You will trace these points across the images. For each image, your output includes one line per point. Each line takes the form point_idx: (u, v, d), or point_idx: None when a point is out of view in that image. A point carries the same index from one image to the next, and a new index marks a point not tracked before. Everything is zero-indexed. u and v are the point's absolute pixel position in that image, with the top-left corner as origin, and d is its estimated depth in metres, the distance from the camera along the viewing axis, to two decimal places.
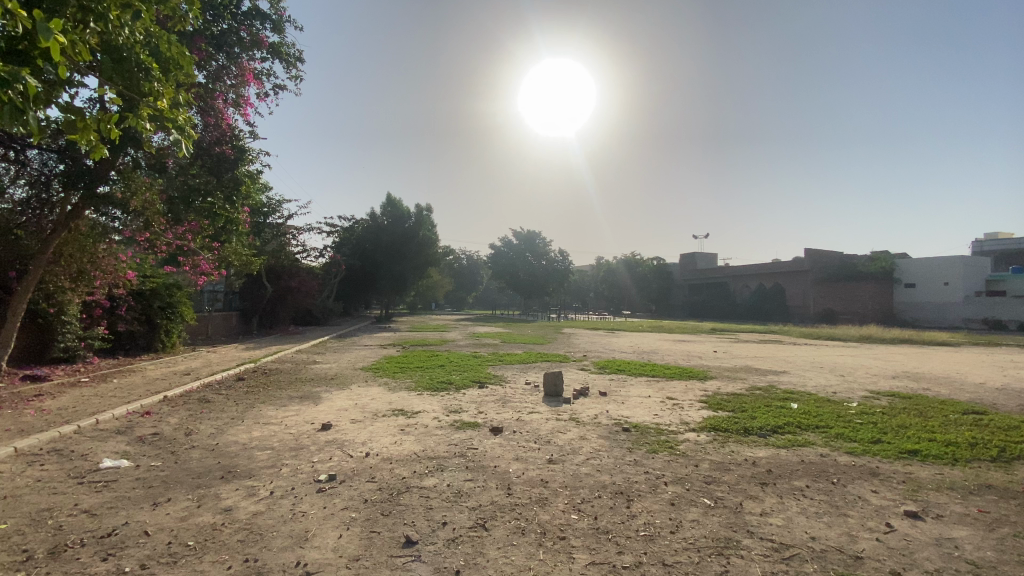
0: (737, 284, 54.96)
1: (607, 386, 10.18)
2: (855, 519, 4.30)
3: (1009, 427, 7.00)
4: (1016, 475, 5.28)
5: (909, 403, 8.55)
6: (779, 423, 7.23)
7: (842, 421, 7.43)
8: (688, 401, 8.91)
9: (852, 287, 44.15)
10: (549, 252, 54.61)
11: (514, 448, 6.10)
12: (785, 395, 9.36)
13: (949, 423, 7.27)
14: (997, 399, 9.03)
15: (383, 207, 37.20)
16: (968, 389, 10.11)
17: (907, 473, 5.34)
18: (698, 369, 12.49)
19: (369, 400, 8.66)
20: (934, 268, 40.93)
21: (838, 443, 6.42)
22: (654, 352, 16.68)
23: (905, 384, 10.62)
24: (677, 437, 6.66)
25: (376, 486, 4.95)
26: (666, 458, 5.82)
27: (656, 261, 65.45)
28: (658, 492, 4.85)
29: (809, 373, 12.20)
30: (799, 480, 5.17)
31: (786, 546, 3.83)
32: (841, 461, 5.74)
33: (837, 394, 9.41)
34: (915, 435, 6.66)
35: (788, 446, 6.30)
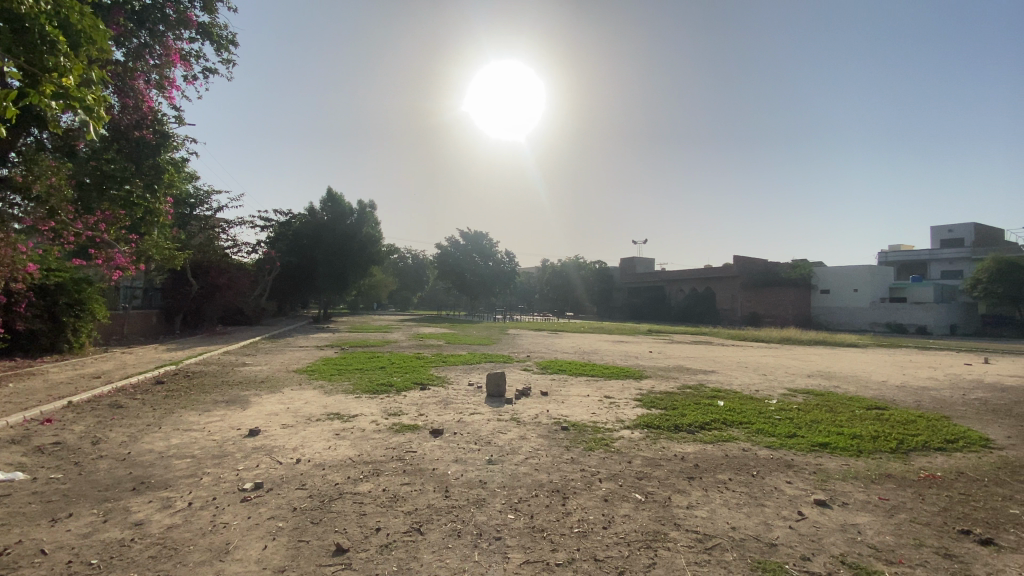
0: (673, 288, 57.65)
1: (548, 386, 10.34)
2: (771, 508, 4.60)
3: (905, 421, 7.77)
4: (908, 464, 5.87)
5: (821, 400, 9.29)
6: (706, 419, 7.63)
7: (762, 416, 7.96)
8: (623, 399, 9.22)
9: (776, 292, 47.45)
10: (495, 253, 54.70)
11: (453, 450, 6.05)
12: (713, 393, 9.91)
13: (855, 417, 7.97)
14: (894, 395, 10.02)
15: (323, 201, 35.93)
16: (870, 386, 11.15)
17: (817, 464, 5.79)
18: (634, 369, 12.96)
19: (303, 404, 8.29)
20: (846, 277, 45.28)
21: (758, 437, 6.86)
22: (593, 353, 17.14)
23: (818, 383, 11.55)
24: (613, 435, 6.86)
25: (307, 493, 4.74)
26: (602, 456, 5.98)
27: (599, 264, 67.41)
28: (592, 488, 4.98)
29: (735, 372, 13.01)
30: (723, 473, 5.47)
31: (709, 537, 4.03)
32: (761, 454, 6.14)
33: (759, 392, 10.07)
34: (825, 429, 7.24)
35: (714, 441, 6.67)
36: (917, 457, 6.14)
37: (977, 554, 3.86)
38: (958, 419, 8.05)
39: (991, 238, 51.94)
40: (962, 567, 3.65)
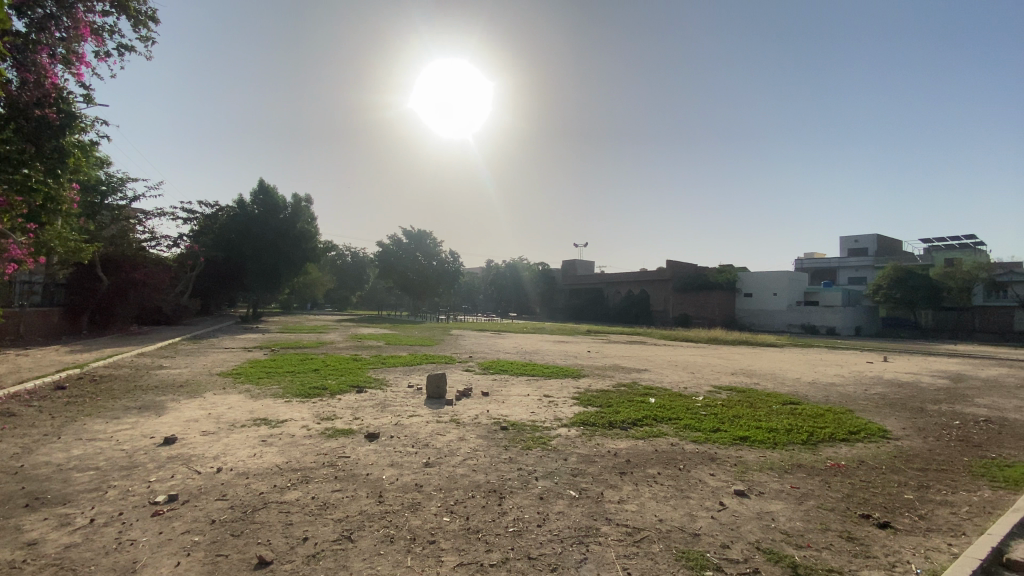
0: (612, 290, 59.55)
1: (489, 387, 10.34)
2: (695, 500, 4.85)
3: (815, 414, 8.45)
4: (816, 454, 6.39)
5: (742, 396, 9.92)
6: (639, 416, 7.93)
7: (690, 413, 8.38)
8: (562, 398, 9.39)
9: (705, 295, 50.18)
10: (439, 253, 54.04)
11: (389, 453, 5.91)
12: (646, 390, 10.32)
13: (772, 412, 8.57)
14: (806, 391, 10.87)
15: (254, 194, 34.01)
16: (786, 382, 12.05)
17: (737, 457, 6.18)
18: (573, 368, 13.23)
19: (227, 409, 7.80)
20: (766, 280, 48.44)
21: (685, 432, 7.22)
22: (534, 353, 17.34)
23: (741, 380, 12.32)
24: (550, 433, 6.97)
25: (228, 504, 4.45)
26: (539, 454, 6.06)
27: (541, 266, 68.37)
28: (529, 487, 5.04)
29: (667, 371, 13.60)
30: (653, 468, 5.71)
31: (637, 529, 4.19)
32: (688, 449, 6.46)
33: (688, 389, 10.59)
34: (746, 423, 7.74)
35: (646, 436, 6.94)
36: (825, 448, 6.69)
37: (873, 536, 4.25)
38: (860, 412, 8.85)
39: (890, 248, 57.62)
40: (861, 548, 4.02)
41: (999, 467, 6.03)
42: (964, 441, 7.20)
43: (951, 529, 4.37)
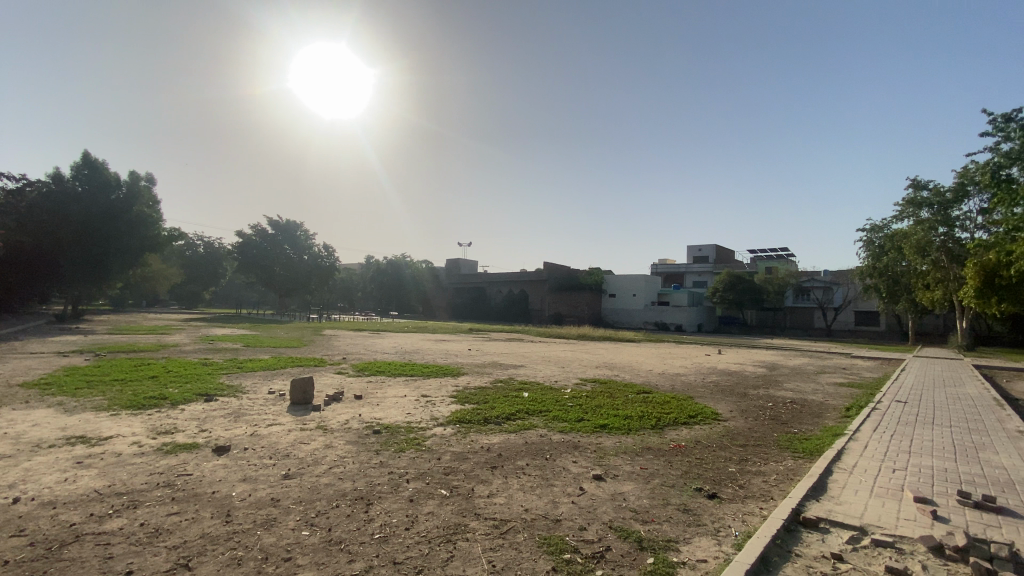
0: (493, 288, 60.86)
1: (363, 389, 9.93)
2: (559, 487, 5.17)
3: (664, 402, 9.52)
4: (663, 437, 7.20)
5: (605, 387, 10.81)
6: (512, 410, 8.23)
7: (559, 404, 8.91)
8: (439, 397, 9.36)
9: (576, 295, 53.66)
10: (311, 247, 50.38)
11: (243, 467, 5.36)
12: (520, 385, 10.72)
13: (629, 401, 9.48)
14: (658, 381, 12.20)
15: (75, 168, 28.62)
16: (642, 374, 13.41)
17: (598, 443, 6.73)
18: (450, 367, 13.27)
19: (30, 427, 6.43)
20: (628, 282, 53.33)
21: (554, 423, 7.66)
22: (410, 352, 17.00)
23: (605, 373, 13.40)
24: (425, 433, 6.92)
25: (24, 542, 3.67)
26: (411, 455, 5.97)
27: (424, 263, 67.39)
28: (399, 490, 4.93)
29: (539, 366, 14.28)
30: (521, 460, 5.96)
31: (504, 522, 4.34)
32: (555, 439, 6.86)
33: (558, 382, 11.25)
34: (606, 412, 8.46)
35: (517, 430, 7.23)
36: (670, 431, 7.58)
37: (704, 506, 4.91)
38: (699, 398, 10.19)
39: (725, 256, 66.87)
40: (693, 518, 4.62)
41: (799, 439, 7.37)
42: (775, 419, 8.67)
43: (762, 495, 5.22)
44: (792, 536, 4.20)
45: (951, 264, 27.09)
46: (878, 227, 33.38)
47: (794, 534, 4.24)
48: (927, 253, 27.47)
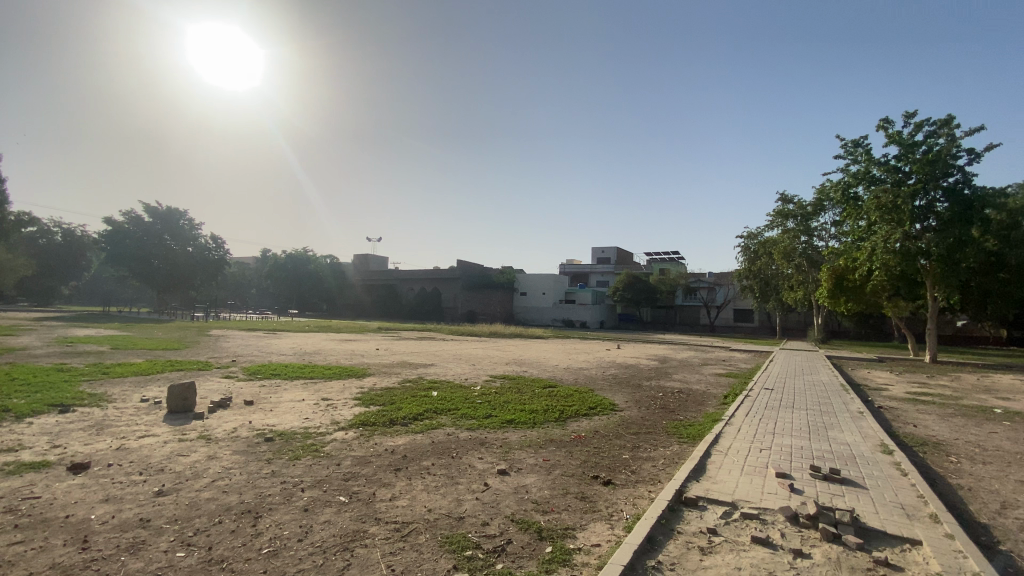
0: (404, 286, 59.55)
1: (256, 394, 9.20)
2: (463, 485, 5.19)
3: (568, 395, 9.93)
4: (565, 429, 7.52)
5: (513, 383, 11.02)
6: (419, 410, 8.10)
7: (468, 402, 8.92)
8: (341, 400, 8.94)
9: (488, 293, 54.13)
10: (196, 238, 45.75)
11: (106, 486, 4.73)
12: (429, 385, 10.57)
13: (536, 395, 9.75)
14: (563, 376, 12.69)
15: None
16: (549, 369, 13.87)
17: (504, 439, 6.84)
18: (354, 367, 12.75)
19: None
20: (538, 281, 55.05)
21: (461, 421, 7.65)
22: (310, 353, 16.05)
23: (514, 369, 13.66)
24: (325, 438, 6.58)
25: None
26: (308, 463, 5.65)
27: (329, 258, 63.86)
28: (292, 500, 4.65)
29: (448, 364, 14.24)
30: (427, 460, 5.89)
31: (406, 524, 4.27)
32: (462, 437, 6.87)
33: (467, 380, 11.26)
34: (513, 407, 8.64)
35: (424, 430, 7.13)
36: (572, 423, 7.93)
37: (600, 493, 5.19)
38: (599, 391, 10.78)
39: (626, 258, 71.05)
40: (590, 505, 4.88)
41: (685, 426, 8.07)
42: (665, 408, 9.42)
43: (651, 479, 5.64)
44: (674, 515, 4.59)
45: (809, 268, 31.35)
46: (753, 235, 37.37)
47: (676, 513, 4.64)
48: (791, 258, 31.47)
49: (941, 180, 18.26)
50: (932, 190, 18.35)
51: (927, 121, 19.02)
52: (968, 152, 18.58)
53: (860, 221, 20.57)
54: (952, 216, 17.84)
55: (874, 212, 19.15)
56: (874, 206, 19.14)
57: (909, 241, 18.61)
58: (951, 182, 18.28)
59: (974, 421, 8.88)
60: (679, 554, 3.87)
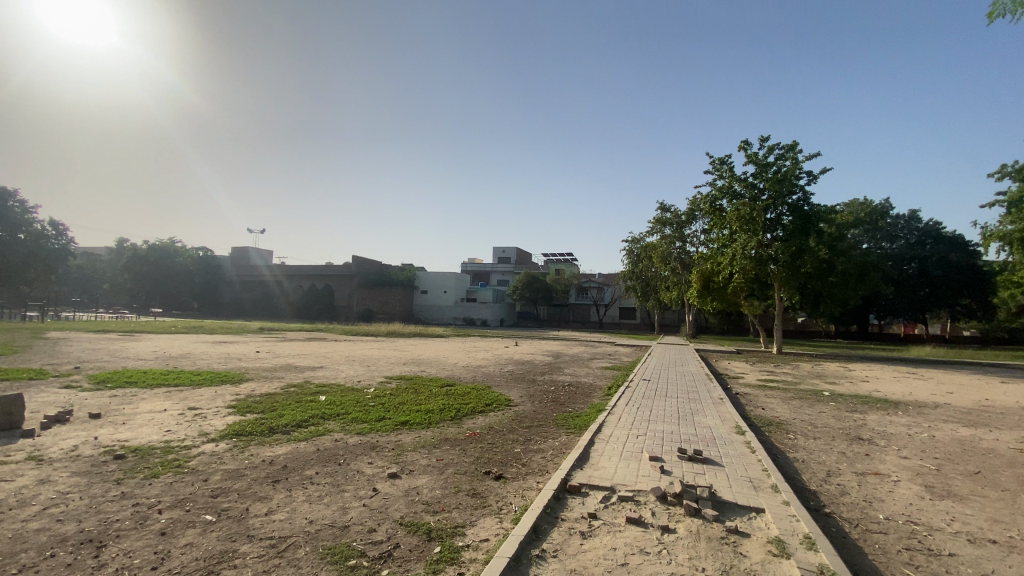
0: (292, 283, 55.54)
1: (107, 405, 8.00)
2: (350, 492, 4.97)
3: (465, 393, 9.96)
4: (460, 427, 7.54)
5: (409, 383, 10.80)
6: (304, 416, 7.61)
7: (359, 405, 8.58)
8: (214, 408, 8.10)
9: (386, 291, 52.49)
10: (30, 223, 38.61)
11: None
12: (317, 388, 9.97)
13: (432, 395, 9.65)
14: (460, 374, 12.72)
15: None
16: (446, 368, 13.85)
17: (396, 441, 6.68)
18: (230, 372, 11.62)
19: None
20: (439, 280, 54.63)
21: (351, 426, 7.34)
22: (177, 357, 14.32)
23: (410, 368, 13.44)
24: (191, 452, 5.92)
25: None
26: (169, 480, 5.03)
27: (202, 251, 57.43)
28: (147, 523, 4.11)
29: (339, 366, 13.56)
30: (310, 469, 5.55)
31: (283, 538, 4.00)
32: (351, 442, 6.57)
33: (360, 382, 10.82)
34: (408, 408, 8.47)
35: (309, 437, 6.71)
36: (467, 421, 7.97)
37: (491, 489, 5.29)
38: (496, 387, 10.98)
39: (524, 258, 72.93)
40: (480, 501, 4.94)
41: (574, 417, 8.51)
42: (556, 402, 9.86)
43: (540, 471, 5.86)
44: (559, 504, 4.82)
45: (683, 270, 34.78)
46: (636, 240, 40.50)
47: (561, 501, 4.88)
48: (669, 261, 34.67)
49: (787, 197, 21.29)
50: (780, 206, 21.31)
51: (778, 146, 22.01)
52: (807, 174, 21.85)
53: (724, 230, 23.25)
54: (794, 228, 20.89)
55: (736, 223, 21.76)
56: (735, 218, 21.74)
57: (761, 249, 21.47)
58: (794, 199, 21.38)
59: (808, 402, 10.52)
60: (562, 541, 4.07)
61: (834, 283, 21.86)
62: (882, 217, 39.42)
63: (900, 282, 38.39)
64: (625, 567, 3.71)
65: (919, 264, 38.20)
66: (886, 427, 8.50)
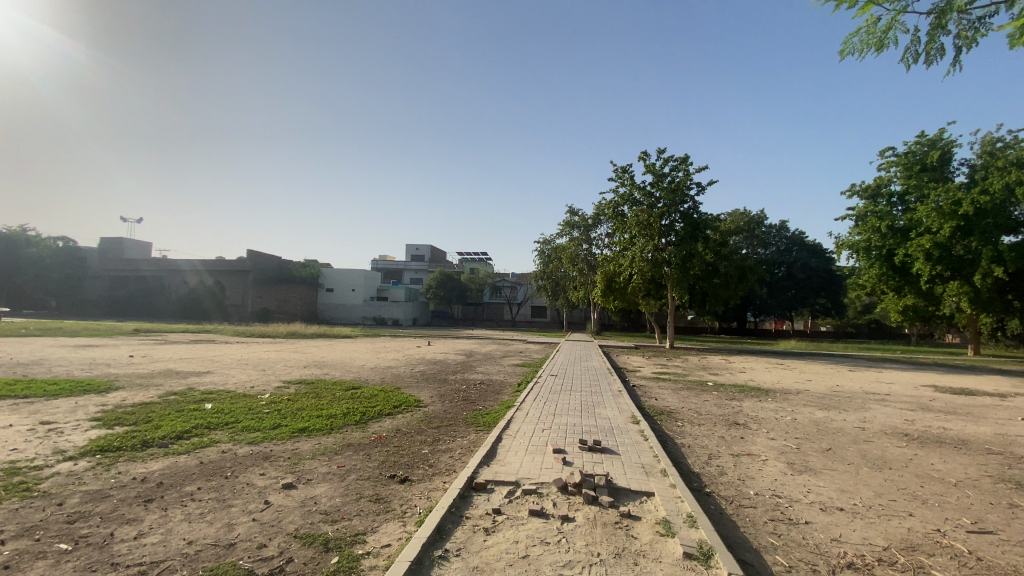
0: (175, 279, 50.12)
1: None
2: (238, 507, 4.61)
3: (371, 396, 9.63)
4: (365, 431, 7.28)
5: (309, 388, 10.21)
6: (185, 427, 6.90)
7: (251, 413, 7.95)
8: (73, 422, 7.05)
9: (287, 289, 49.27)
10: None
11: None
12: (202, 396, 9.08)
13: (334, 399, 9.20)
14: (367, 376, 12.29)
15: None
16: (352, 369, 13.30)
17: (293, 449, 6.30)
18: (95, 380, 10.20)
19: None
20: (346, 278, 52.30)
21: (241, 435, 6.79)
22: (24, 364, 12.28)
23: (312, 372, 12.71)
24: (41, 473, 5.12)
25: None
26: (10, 508, 4.31)
27: (61, 242, 49.80)
28: None
29: (230, 371, 12.46)
30: (191, 485, 5.05)
31: (156, 564, 3.60)
32: (241, 452, 6.08)
33: (254, 388, 10.04)
34: (308, 414, 8.02)
35: (191, 449, 6.10)
36: (372, 424, 7.72)
37: (395, 492, 5.18)
38: (405, 388, 10.75)
39: (439, 256, 72.09)
40: (383, 505, 4.81)
41: (483, 415, 8.59)
42: (466, 400, 9.88)
43: (446, 471, 5.84)
44: (465, 502, 4.85)
45: (589, 271, 36.51)
46: (547, 241, 41.90)
47: (466, 499, 4.90)
48: (576, 262, 36.21)
49: (680, 206, 23.19)
50: (674, 213, 23.19)
51: (672, 158, 23.92)
52: (696, 186, 23.94)
53: (625, 234, 24.77)
54: (685, 233, 22.81)
55: (635, 228, 23.29)
56: (635, 223, 23.27)
57: (657, 252, 23.21)
58: (686, 208, 23.33)
59: (696, 393, 11.56)
60: (465, 538, 4.10)
61: (718, 284, 24.10)
62: (759, 226, 44.28)
63: (772, 283, 43.39)
64: (526, 558, 3.81)
65: (787, 268, 43.45)
66: (759, 412, 9.57)
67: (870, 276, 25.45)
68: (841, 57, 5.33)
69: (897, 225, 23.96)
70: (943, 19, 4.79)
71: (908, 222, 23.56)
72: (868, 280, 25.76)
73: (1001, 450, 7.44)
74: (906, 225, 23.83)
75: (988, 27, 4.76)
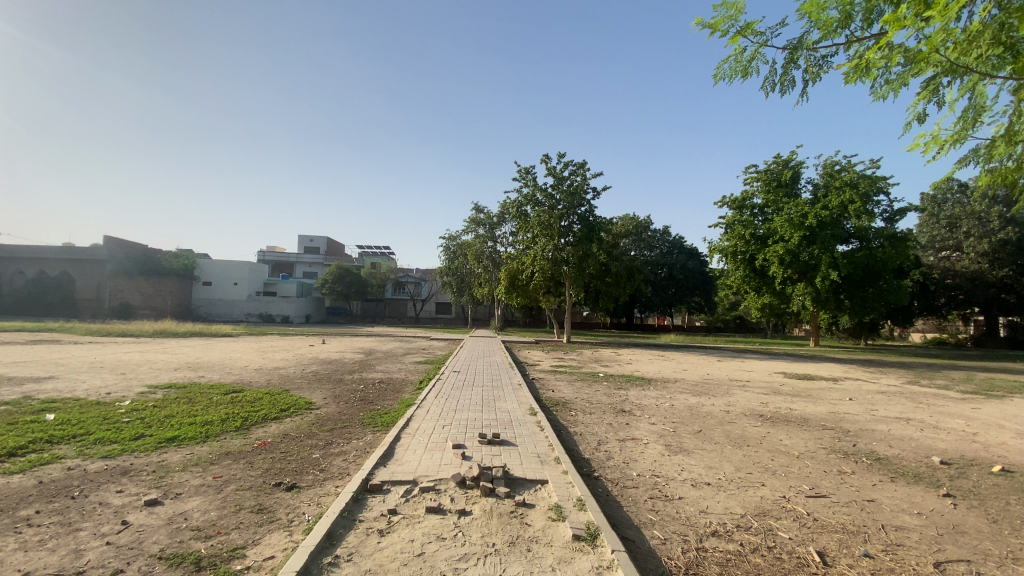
0: (8, 269, 42.52)
1: None
2: (88, 530, 4.02)
3: (255, 399, 8.90)
4: (246, 438, 6.72)
5: (181, 393, 9.18)
6: (18, 443, 5.85)
7: (106, 424, 6.93)
8: None
9: (155, 281, 43.32)
10: None
11: None
12: (43, 406, 7.74)
13: (212, 404, 8.38)
14: (251, 378, 11.34)
15: None
16: (232, 372, 12.19)
17: (159, 461, 5.63)
18: None
19: None
20: (225, 270, 47.59)
21: (93, 449, 5.91)
22: None
23: (184, 375, 11.42)
24: None
25: None
26: None
27: None
28: None
29: (81, 376, 10.78)
30: (27, 508, 4.30)
31: None
32: (93, 469, 5.30)
33: (112, 395, 8.78)
34: (177, 422, 7.20)
35: (28, 467, 5.21)
36: (255, 430, 7.16)
37: (281, 501, 4.85)
38: (295, 390, 10.07)
39: (336, 249, 68.45)
40: (266, 516, 4.49)
41: (381, 415, 8.34)
42: (363, 400, 9.54)
43: (339, 474, 5.61)
44: (358, 505, 4.69)
45: (493, 268, 37.09)
46: (452, 237, 41.78)
47: (360, 502, 4.73)
48: (481, 259, 36.62)
49: (578, 209, 24.45)
50: (572, 215, 24.38)
51: (571, 163, 25.09)
52: (592, 190, 25.37)
53: (528, 233, 25.53)
54: (582, 235, 24.06)
55: (537, 227, 24.06)
56: (537, 223, 24.07)
57: (557, 252, 24.30)
58: (583, 211, 24.63)
59: (589, 383, 12.27)
60: (357, 543, 3.96)
61: (610, 283, 25.66)
62: (645, 230, 47.98)
63: (656, 283, 47.26)
64: (421, 556, 3.79)
65: (668, 269, 47.53)
66: (643, 400, 10.42)
67: (736, 277, 28.73)
68: (714, 80, 5.92)
69: (758, 233, 27.37)
70: (794, 55, 5.54)
71: (766, 231, 27.02)
72: (735, 281, 29.08)
73: (832, 425, 8.90)
74: (765, 234, 27.31)
75: (828, 65, 5.57)
